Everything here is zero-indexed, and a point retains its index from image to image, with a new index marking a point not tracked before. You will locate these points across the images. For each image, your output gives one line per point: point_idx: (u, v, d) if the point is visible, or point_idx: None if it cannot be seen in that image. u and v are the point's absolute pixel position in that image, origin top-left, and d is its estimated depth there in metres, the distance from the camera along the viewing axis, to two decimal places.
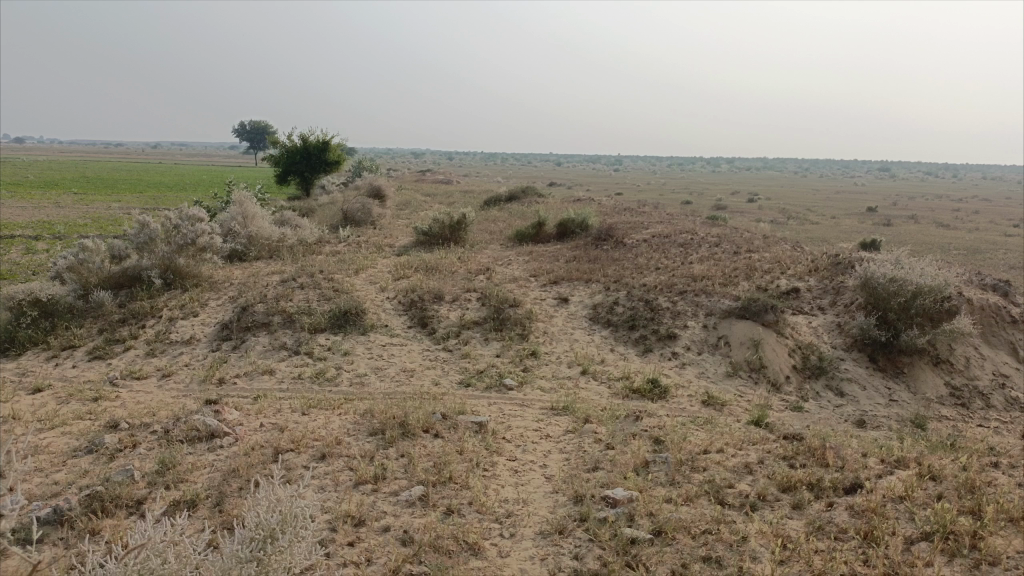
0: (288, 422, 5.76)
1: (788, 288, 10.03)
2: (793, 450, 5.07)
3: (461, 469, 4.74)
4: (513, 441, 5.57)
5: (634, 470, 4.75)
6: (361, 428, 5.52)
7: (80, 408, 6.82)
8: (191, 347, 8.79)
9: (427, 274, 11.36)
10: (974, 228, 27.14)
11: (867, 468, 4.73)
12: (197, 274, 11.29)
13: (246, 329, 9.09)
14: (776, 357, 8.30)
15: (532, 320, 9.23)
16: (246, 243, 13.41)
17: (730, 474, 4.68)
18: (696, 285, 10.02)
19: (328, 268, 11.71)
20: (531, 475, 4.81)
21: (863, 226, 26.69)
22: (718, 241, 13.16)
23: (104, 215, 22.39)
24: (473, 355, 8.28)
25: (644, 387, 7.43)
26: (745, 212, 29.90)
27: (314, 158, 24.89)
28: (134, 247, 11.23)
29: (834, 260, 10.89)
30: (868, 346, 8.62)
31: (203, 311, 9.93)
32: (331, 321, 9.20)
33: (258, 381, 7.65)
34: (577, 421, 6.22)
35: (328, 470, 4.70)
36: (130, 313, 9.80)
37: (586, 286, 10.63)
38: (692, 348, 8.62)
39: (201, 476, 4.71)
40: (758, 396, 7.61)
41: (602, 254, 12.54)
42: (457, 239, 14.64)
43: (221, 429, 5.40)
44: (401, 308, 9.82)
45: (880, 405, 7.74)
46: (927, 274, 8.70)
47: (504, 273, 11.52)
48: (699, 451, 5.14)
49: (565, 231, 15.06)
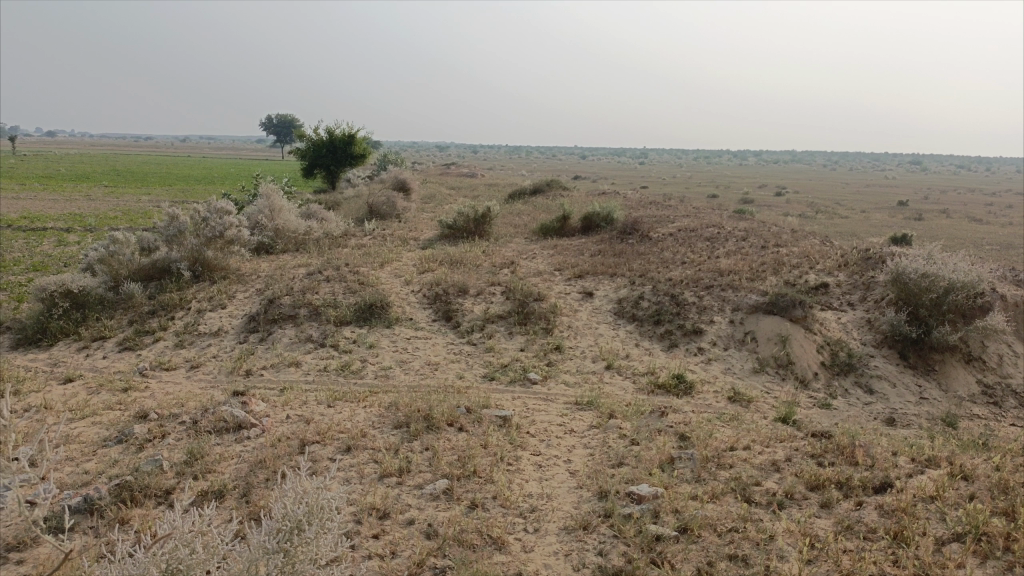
0: (314, 414, 5.80)
1: (816, 283, 9.90)
2: (821, 447, 5.00)
3: (486, 463, 4.74)
4: (537, 436, 5.56)
5: (660, 466, 4.72)
6: (385, 421, 5.54)
7: (111, 398, 6.93)
8: (218, 338, 8.89)
9: (452, 267, 11.37)
10: (1009, 222, 26.57)
11: (898, 467, 4.65)
12: (225, 266, 11.41)
13: (272, 321, 9.17)
14: (804, 353, 8.20)
15: (557, 314, 9.21)
16: (273, 236, 13.53)
17: (756, 471, 4.63)
18: (723, 280, 9.93)
19: (354, 261, 11.77)
20: (555, 470, 4.80)
21: (894, 220, 26.25)
22: (745, 235, 13.02)
23: (134, 208, 22.71)
24: (497, 349, 8.28)
25: (669, 382, 7.38)
26: (773, 206, 29.57)
27: (340, 151, 25.03)
28: (163, 239, 11.38)
29: (864, 254, 10.73)
30: (898, 343, 8.48)
31: (230, 303, 10.04)
32: (356, 314, 9.25)
33: (284, 373, 7.72)
34: (601, 416, 6.20)
35: (353, 463, 4.72)
36: (159, 305, 9.93)
37: (611, 280, 10.58)
38: (718, 343, 8.54)
39: (228, 467, 4.76)
40: (785, 393, 7.53)
41: (627, 248, 12.47)
42: (481, 233, 14.64)
43: (247, 420, 5.45)
44: (426, 301, 9.85)
45: (909, 402, 7.63)
46: (960, 269, 8.53)
47: (529, 267, 11.50)
48: (725, 448, 5.09)
49: (590, 224, 15.00)
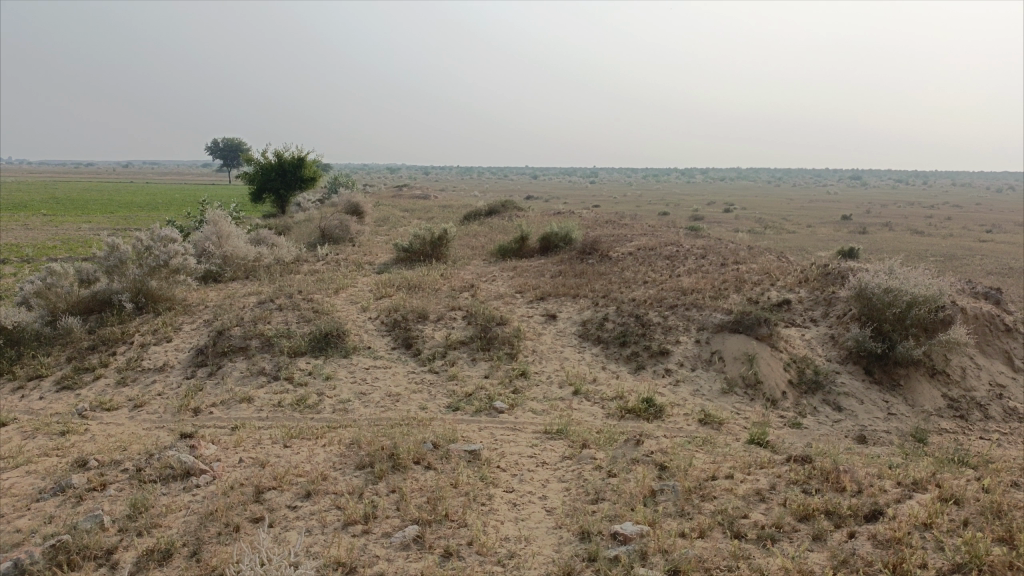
0: (269, 456, 5.42)
1: (779, 299, 9.86)
2: (805, 473, 4.82)
3: (457, 504, 4.44)
4: (509, 471, 5.27)
5: (642, 500, 4.48)
6: (347, 461, 5.20)
7: (47, 444, 6.43)
8: (164, 374, 8.42)
9: (410, 292, 11.05)
10: (949, 233, 27.31)
11: (885, 492, 4.50)
12: (171, 297, 10.90)
13: (222, 354, 8.73)
14: (772, 372, 8.09)
15: (520, 339, 8.96)
16: (221, 263, 13.03)
17: (742, 502, 4.42)
18: (687, 299, 9.82)
19: (308, 288, 11.36)
20: (531, 509, 4.53)
21: (840, 234, 26.80)
22: (704, 252, 12.99)
23: (74, 237, 21.89)
24: (460, 377, 7.99)
25: (639, 407, 7.18)
26: (722, 223, 29.81)
27: (290, 173, 24.54)
28: (104, 270, 10.84)
29: (823, 270, 10.76)
30: (863, 358, 8.44)
31: (177, 336, 9.55)
32: (311, 344, 8.86)
33: (235, 410, 7.31)
34: (573, 447, 5.95)
35: (315, 510, 4.38)
36: (100, 340, 9.39)
37: (573, 302, 10.39)
38: (685, 364, 8.39)
39: (176, 520, 4.37)
40: (756, 413, 7.39)
41: (588, 268, 12.31)
42: (438, 255, 14.34)
43: (197, 466, 5.05)
44: (384, 328, 9.51)
45: (879, 418, 7.57)
46: (921, 283, 8.55)
47: (489, 290, 11.25)
48: (706, 477, 4.88)
49: (548, 245, 14.83)
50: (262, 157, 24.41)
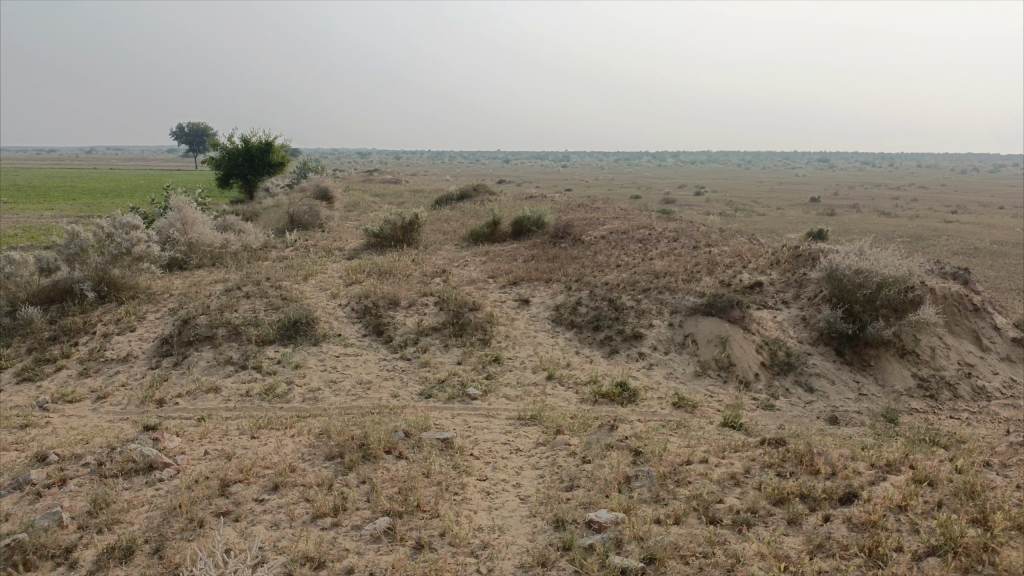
0: (235, 447, 5.28)
1: (751, 282, 9.87)
2: (780, 457, 4.80)
3: (429, 494, 4.35)
4: (482, 459, 5.19)
5: (617, 487, 4.42)
6: (316, 452, 5.08)
7: (5, 438, 6.22)
8: (128, 364, 8.20)
9: (381, 278, 10.90)
10: (915, 214, 27.67)
11: (860, 474, 4.49)
12: (134, 285, 10.63)
13: (188, 344, 8.53)
14: (745, 355, 8.09)
15: (493, 324, 8.87)
16: (187, 250, 12.75)
17: (718, 487, 4.39)
18: (660, 282, 9.80)
19: (276, 275, 11.15)
20: (505, 497, 4.46)
21: (809, 216, 27.04)
22: (676, 235, 12.99)
23: (36, 225, 21.36)
24: (432, 364, 7.88)
25: (613, 391, 7.14)
26: (693, 206, 29.85)
27: (258, 158, 24.12)
28: (64, 259, 10.53)
29: (794, 251, 10.80)
30: (834, 339, 8.48)
31: (141, 325, 9.31)
32: (280, 332, 8.68)
33: (202, 400, 7.14)
34: (547, 433, 5.88)
35: (282, 504, 4.27)
36: (61, 330, 9.13)
37: (546, 286, 10.32)
38: (659, 347, 8.36)
39: (138, 515, 4.22)
40: (729, 396, 7.39)
41: (560, 252, 12.24)
42: (409, 240, 14.17)
43: (160, 459, 4.89)
44: (355, 315, 9.35)
45: (850, 399, 7.61)
46: (891, 264, 8.59)
47: (461, 275, 11.13)
48: (681, 462, 4.84)
49: (520, 229, 14.72)
50: (229, 142, 23.95)
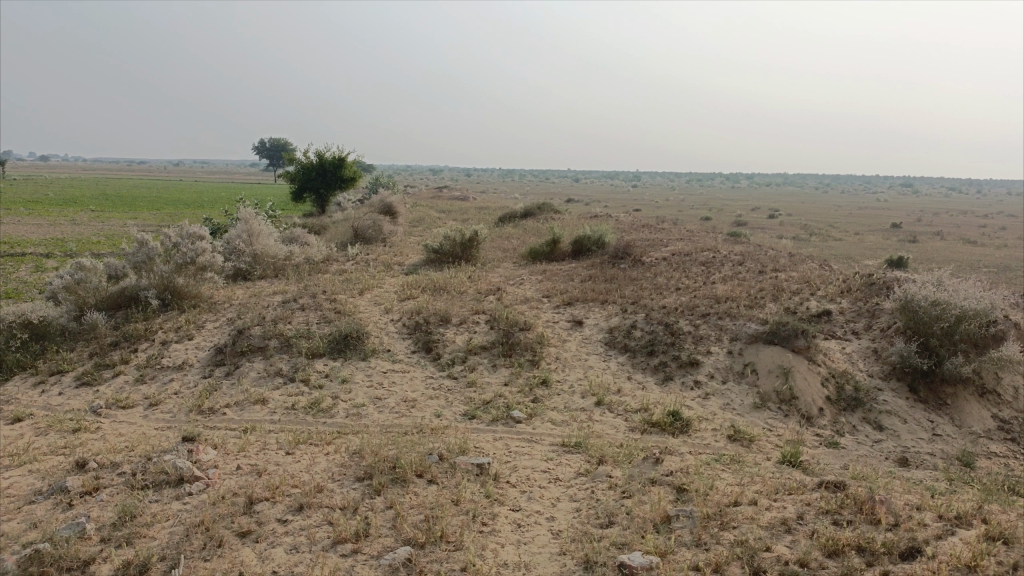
0: (268, 463, 5.20)
1: (818, 310, 9.37)
2: (837, 502, 4.42)
3: (456, 524, 4.17)
4: (518, 487, 4.97)
5: (655, 527, 4.14)
6: (347, 472, 4.95)
7: (56, 441, 6.33)
8: (182, 372, 8.30)
9: (435, 294, 10.82)
10: (1002, 244, 26.19)
11: (925, 527, 4.08)
12: (197, 294, 10.82)
13: (240, 354, 8.58)
14: (808, 387, 7.64)
15: (544, 345, 8.65)
16: (251, 261, 12.95)
17: (766, 533, 4.05)
18: (720, 308, 9.40)
19: (333, 288, 11.21)
20: (536, 531, 4.22)
21: (888, 242, 25.92)
22: (742, 259, 12.52)
23: (117, 232, 22.22)
24: (479, 384, 7.71)
25: (665, 420, 6.81)
26: (764, 228, 29.04)
27: (330, 174, 24.58)
28: (132, 266, 10.81)
29: (866, 279, 10.24)
30: (907, 375, 7.93)
31: (199, 335, 9.44)
32: (330, 346, 8.66)
33: (248, 412, 7.15)
34: (590, 462, 5.62)
35: (305, 526, 4.16)
36: (123, 336, 9.34)
37: (601, 308, 10.05)
38: (716, 376, 7.98)
39: (161, 529, 4.17)
40: (790, 431, 6.96)
41: (619, 273, 11.94)
42: (468, 257, 14.11)
43: (191, 472, 4.85)
44: (405, 330, 9.27)
45: (923, 440, 7.09)
46: (972, 296, 8.01)
47: (515, 294, 10.96)
48: (728, 502, 4.51)
49: (580, 248, 14.49)
50: (303, 157, 24.49)
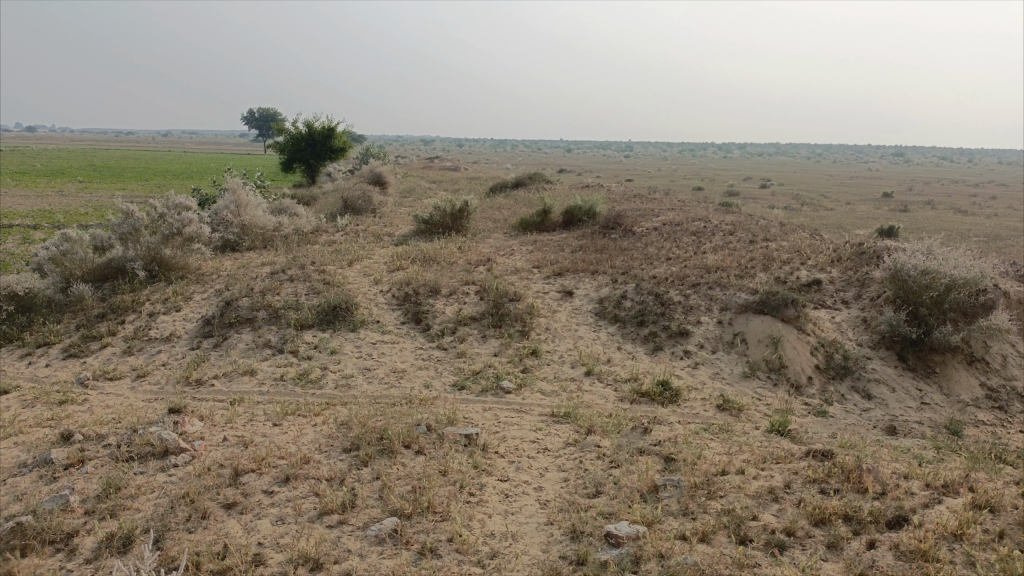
0: (254, 435, 5.16)
1: (809, 279, 9.35)
2: (825, 470, 4.42)
3: (443, 495, 4.16)
4: (507, 457, 4.96)
5: (642, 497, 4.13)
6: (334, 443, 4.92)
7: (43, 413, 6.28)
8: (170, 344, 8.24)
9: (424, 265, 10.74)
10: (993, 213, 26.22)
11: (912, 495, 4.08)
12: (184, 265, 10.70)
13: (228, 325, 8.51)
14: (797, 356, 7.65)
15: (534, 316, 8.61)
16: (239, 232, 12.81)
17: (753, 502, 4.05)
18: (711, 278, 9.37)
19: (321, 259, 11.11)
20: (524, 501, 4.21)
21: (879, 211, 25.94)
22: (733, 229, 12.47)
23: (106, 204, 21.98)
24: (469, 354, 7.69)
25: (654, 390, 6.81)
26: (757, 198, 29.02)
27: (320, 144, 24.31)
28: (118, 237, 10.67)
29: (857, 249, 10.23)
30: (896, 344, 7.95)
31: (186, 306, 9.35)
32: (319, 317, 8.59)
33: (236, 383, 7.11)
34: (579, 432, 5.61)
35: (291, 497, 4.14)
36: (110, 308, 9.25)
37: (592, 278, 10.00)
38: (706, 346, 7.98)
39: (146, 502, 4.17)
40: (779, 400, 6.98)
41: (610, 243, 11.88)
42: (459, 228, 14.01)
43: (177, 444, 4.81)
44: (395, 302, 9.21)
45: (911, 408, 7.12)
46: (962, 265, 8.00)
47: (506, 265, 10.90)
48: (715, 472, 4.51)
49: (571, 219, 14.41)
50: (294, 127, 24.17)
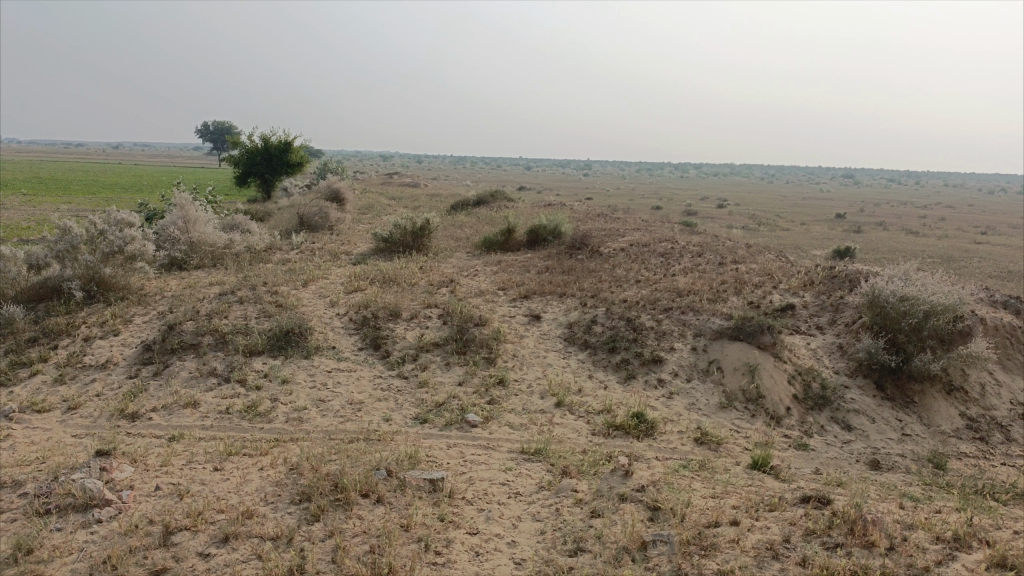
0: (192, 483, 4.61)
1: (782, 304, 9.09)
2: (826, 521, 4.05)
3: (406, 558, 3.69)
4: (475, 505, 4.49)
5: (628, 557, 3.72)
6: (282, 492, 4.40)
7: None
8: (106, 372, 7.58)
9: (384, 286, 10.23)
10: (945, 234, 26.65)
11: (924, 551, 3.73)
12: (126, 285, 9.98)
13: (171, 352, 7.88)
14: (775, 385, 7.33)
15: (500, 342, 8.17)
16: (187, 250, 12.12)
17: (750, 560, 3.66)
18: (683, 302, 9.05)
19: (275, 279, 10.50)
20: (497, 561, 3.76)
21: (835, 232, 26.17)
22: (701, 250, 12.23)
23: (47, 217, 20.88)
24: (431, 384, 7.21)
25: (629, 423, 6.41)
26: (717, 218, 29.16)
27: (276, 158, 23.59)
28: (54, 255, 9.91)
29: (829, 273, 10.02)
30: (874, 372, 7.70)
31: (126, 329, 8.67)
32: (269, 342, 8.01)
33: (177, 416, 6.51)
34: (552, 474, 5.17)
35: (231, 562, 3.63)
36: (42, 332, 8.53)
37: (559, 301, 9.61)
38: (680, 374, 7.62)
39: (62, 567, 3.63)
40: (758, 432, 6.65)
41: (577, 264, 11.52)
42: (419, 247, 13.53)
43: (102, 494, 4.25)
44: (352, 326, 8.68)
45: (892, 440, 6.85)
46: (940, 291, 7.78)
47: (469, 286, 10.46)
48: (707, 523, 4.11)
49: (536, 238, 14.04)
50: (250, 140, 23.45)
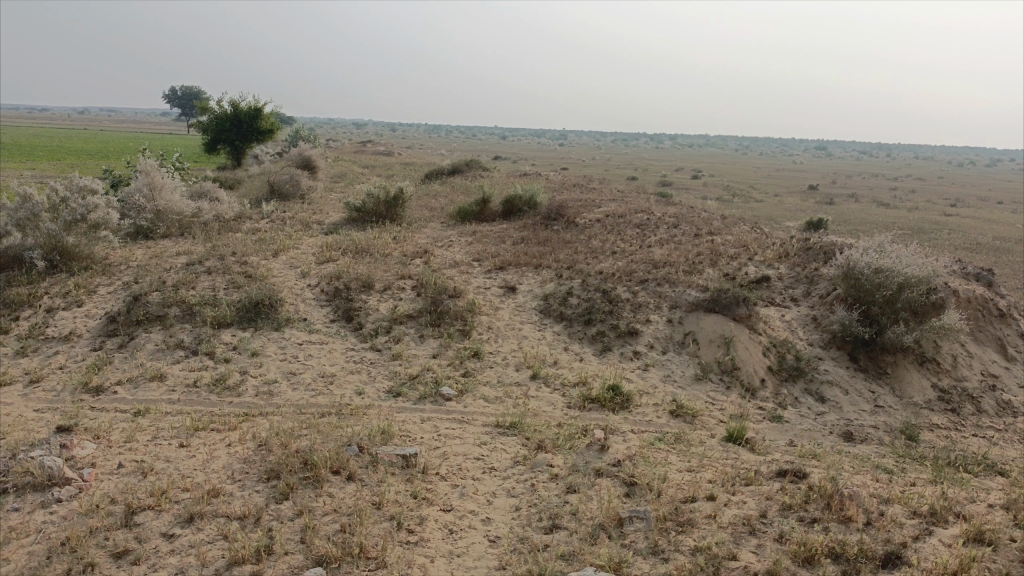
0: (156, 460, 4.47)
1: (758, 275, 9.06)
2: (804, 495, 4.03)
3: (378, 537, 3.60)
4: (449, 481, 4.41)
5: (605, 534, 3.67)
6: (250, 470, 4.28)
7: None
8: (69, 344, 7.35)
9: (356, 257, 10.04)
10: (915, 207, 26.93)
11: (901, 526, 3.72)
12: (90, 254, 9.68)
13: (136, 323, 7.66)
14: (750, 357, 7.32)
15: (475, 314, 8.05)
16: (153, 219, 11.79)
17: (727, 536, 3.63)
18: (659, 274, 8.98)
19: (244, 249, 10.26)
20: (471, 539, 3.69)
21: (808, 204, 26.31)
22: (677, 221, 12.16)
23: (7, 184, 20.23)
24: (405, 356, 7.09)
25: (604, 395, 6.35)
26: (691, 189, 29.14)
27: (246, 125, 23.05)
28: (13, 223, 9.57)
29: (804, 244, 10.01)
30: (848, 344, 7.72)
31: (90, 300, 8.42)
32: (239, 314, 7.82)
33: (142, 390, 6.34)
34: (527, 448, 5.10)
35: (197, 542, 3.53)
36: (2, 303, 8.25)
37: (535, 273, 9.50)
38: (655, 346, 7.58)
39: (19, 550, 3.49)
40: (733, 404, 6.64)
41: (553, 235, 11.40)
42: (392, 216, 13.31)
43: (61, 473, 4.09)
44: (324, 298, 8.50)
45: (865, 412, 6.89)
46: (915, 264, 7.79)
47: (444, 257, 10.30)
48: (683, 498, 4.07)
49: (511, 209, 13.88)
50: (218, 106, 22.86)
